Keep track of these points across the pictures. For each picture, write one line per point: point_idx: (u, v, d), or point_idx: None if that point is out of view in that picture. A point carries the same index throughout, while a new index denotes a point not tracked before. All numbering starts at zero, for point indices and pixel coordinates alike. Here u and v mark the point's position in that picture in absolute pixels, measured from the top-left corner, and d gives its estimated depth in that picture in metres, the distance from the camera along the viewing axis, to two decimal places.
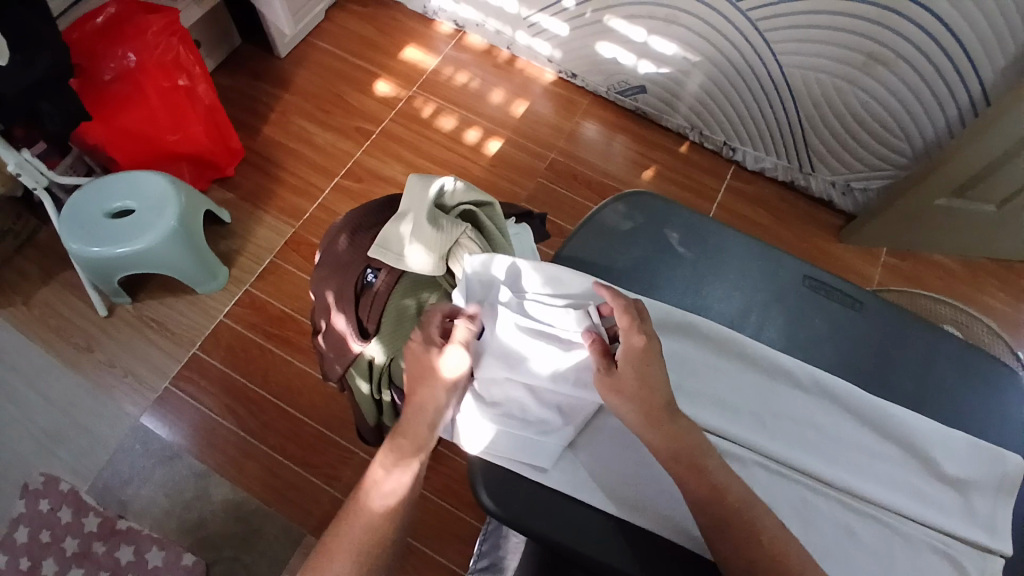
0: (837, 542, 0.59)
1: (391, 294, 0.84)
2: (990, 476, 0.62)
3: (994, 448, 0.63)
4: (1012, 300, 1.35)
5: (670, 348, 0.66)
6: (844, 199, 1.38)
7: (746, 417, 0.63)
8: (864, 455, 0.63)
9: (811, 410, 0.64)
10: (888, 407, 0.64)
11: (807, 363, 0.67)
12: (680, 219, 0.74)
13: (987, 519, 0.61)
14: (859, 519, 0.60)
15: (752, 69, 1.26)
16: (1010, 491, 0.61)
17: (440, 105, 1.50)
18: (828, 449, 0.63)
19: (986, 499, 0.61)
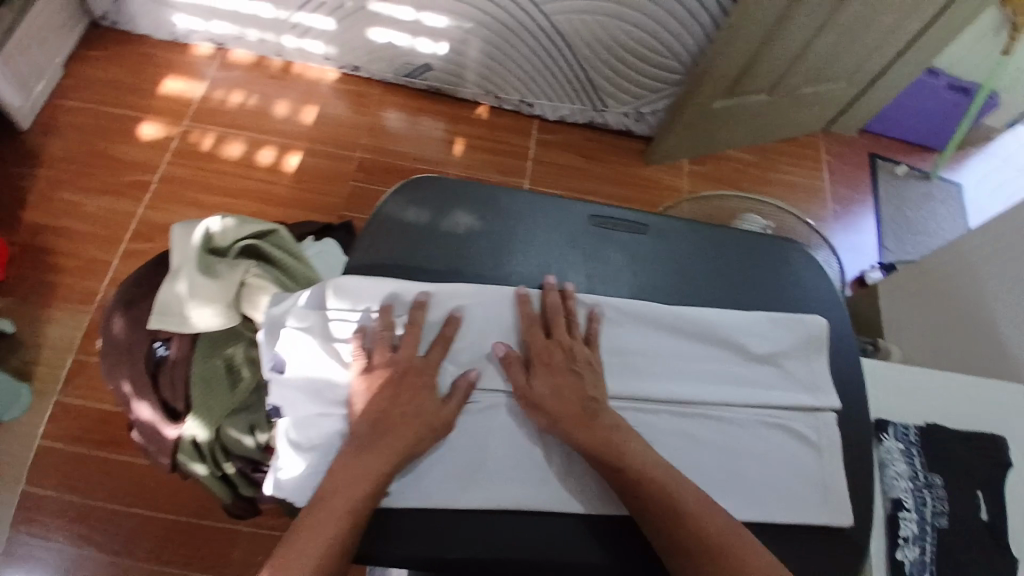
0: (688, 451, 0.62)
1: (189, 365, 0.77)
2: (801, 341, 0.67)
3: (796, 315, 0.68)
4: (801, 172, 1.51)
5: (489, 325, 0.64)
6: (639, 124, 1.45)
7: (576, 368, 0.63)
8: (691, 365, 0.65)
9: (633, 340, 0.66)
10: (700, 312, 0.67)
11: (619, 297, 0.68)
12: (463, 192, 0.72)
13: (808, 380, 0.66)
14: (699, 423, 0.63)
15: (521, 23, 1.27)
16: (820, 350, 0.67)
17: (222, 133, 1.37)
18: (660, 370, 0.65)
19: (801, 364, 0.66)
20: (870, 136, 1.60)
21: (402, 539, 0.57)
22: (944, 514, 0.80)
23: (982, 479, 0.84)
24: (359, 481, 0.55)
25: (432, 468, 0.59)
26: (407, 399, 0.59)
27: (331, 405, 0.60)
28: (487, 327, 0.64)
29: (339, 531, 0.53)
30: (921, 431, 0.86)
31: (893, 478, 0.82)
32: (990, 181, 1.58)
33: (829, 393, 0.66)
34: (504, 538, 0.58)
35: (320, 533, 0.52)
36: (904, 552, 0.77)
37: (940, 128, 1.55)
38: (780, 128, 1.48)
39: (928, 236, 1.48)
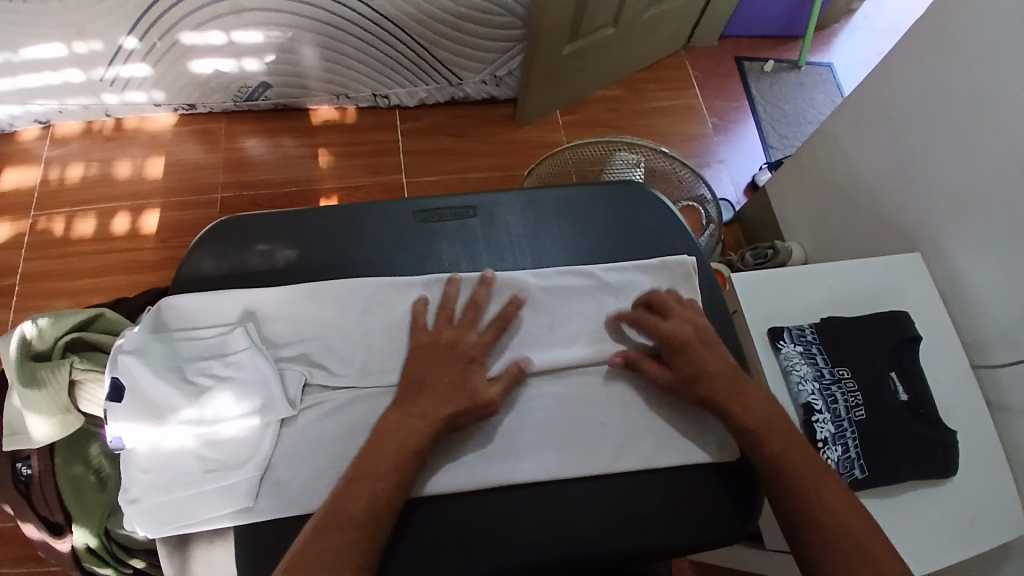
0: (562, 411, 0.62)
1: (55, 473, 0.71)
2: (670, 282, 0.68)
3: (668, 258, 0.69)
4: (675, 93, 1.49)
5: (344, 344, 0.62)
6: (501, 88, 1.41)
7: None
8: (556, 323, 0.65)
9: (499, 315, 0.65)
10: (567, 275, 0.67)
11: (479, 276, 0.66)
12: (271, 228, 0.67)
13: None
14: (571, 384, 0.63)
15: (342, 17, 1.21)
16: (688, 285, 0.68)
17: (71, 212, 1.29)
18: (531, 337, 0.64)
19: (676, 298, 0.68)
20: (731, 39, 1.58)
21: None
22: (859, 404, 0.80)
23: (892, 357, 0.84)
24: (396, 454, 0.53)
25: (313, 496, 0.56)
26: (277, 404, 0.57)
27: (187, 462, 0.56)
28: (343, 344, 0.62)
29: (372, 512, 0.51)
30: (818, 328, 0.86)
31: (799, 382, 0.81)
32: (856, 54, 1.59)
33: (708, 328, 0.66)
34: (379, 567, 0.55)
35: (342, 526, 0.50)
36: (826, 453, 0.77)
37: (795, 14, 1.54)
38: (640, 55, 1.46)
39: (805, 123, 1.48)
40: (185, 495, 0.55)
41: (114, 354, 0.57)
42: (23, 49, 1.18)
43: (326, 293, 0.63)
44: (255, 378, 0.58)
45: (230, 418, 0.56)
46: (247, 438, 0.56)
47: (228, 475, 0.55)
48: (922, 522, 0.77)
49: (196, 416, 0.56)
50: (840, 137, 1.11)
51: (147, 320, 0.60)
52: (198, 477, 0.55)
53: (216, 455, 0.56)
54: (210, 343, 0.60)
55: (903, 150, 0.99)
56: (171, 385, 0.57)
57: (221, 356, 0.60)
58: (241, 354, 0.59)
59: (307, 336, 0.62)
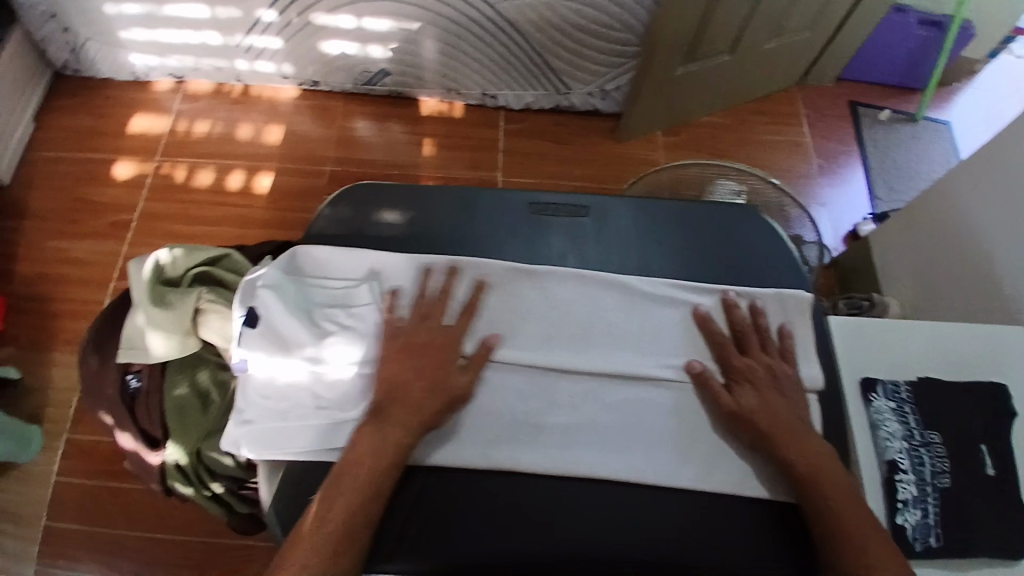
0: (650, 418, 0.62)
1: (162, 390, 0.78)
2: (777, 312, 0.68)
3: (779, 291, 0.69)
4: (782, 128, 1.47)
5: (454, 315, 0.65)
6: (606, 102, 1.43)
7: (545, 342, 0.65)
8: (657, 331, 0.66)
9: (603, 313, 0.67)
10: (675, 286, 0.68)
11: (589, 271, 0.69)
12: (396, 198, 0.71)
13: (785, 351, 0.67)
14: (663, 392, 0.64)
15: (467, 16, 1.26)
16: (798, 317, 0.68)
17: (194, 164, 1.39)
18: (630, 340, 0.66)
19: (780, 327, 0.68)
20: (847, 83, 1.55)
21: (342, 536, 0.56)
22: (945, 471, 0.76)
23: (994, 429, 0.80)
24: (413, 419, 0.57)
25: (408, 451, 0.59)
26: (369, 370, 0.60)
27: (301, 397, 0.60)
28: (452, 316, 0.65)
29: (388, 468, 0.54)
30: (913, 386, 0.82)
31: (887, 439, 0.78)
32: (980, 114, 1.52)
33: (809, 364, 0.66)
34: (461, 535, 0.57)
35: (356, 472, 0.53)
36: (904, 516, 0.74)
37: (920, 65, 1.49)
38: (751, 87, 1.45)
39: (915, 177, 1.43)
40: (295, 426, 0.59)
41: (254, 286, 0.63)
42: (167, 5, 1.30)
43: (444, 267, 0.67)
44: (374, 332, 0.62)
45: (345, 363, 0.61)
46: (356, 387, 0.60)
47: (336, 414, 0.59)
48: None
49: (316, 355, 0.61)
50: (956, 195, 1.06)
51: (282, 263, 0.66)
52: (310, 412, 0.59)
53: (328, 395, 0.60)
54: (336, 294, 0.65)
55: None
56: (298, 323, 0.62)
57: (344, 306, 0.64)
58: (364, 309, 0.64)
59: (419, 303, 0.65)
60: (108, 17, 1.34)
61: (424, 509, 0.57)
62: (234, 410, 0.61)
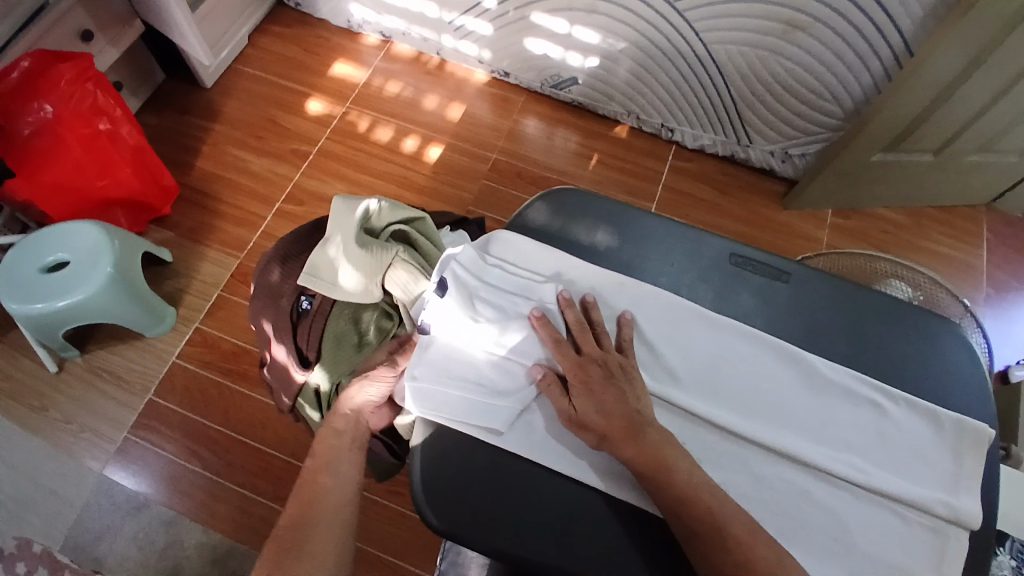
0: (798, 504, 0.61)
1: (328, 319, 0.82)
2: (951, 441, 0.64)
3: (959, 417, 0.65)
4: (958, 245, 1.38)
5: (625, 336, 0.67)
6: (785, 165, 1.40)
7: (707, 391, 0.65)
8: (819, 414, 0.64)
9: (767, 380, 0.65)
10: (845, 377, 0.65)
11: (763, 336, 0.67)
12: (602, 210, 0.73)
13: (951, 484, 0.62)
14: (817, 484, 0.62)
15: (676, 49, 1.27)
16: (973, 455, 0.63)
17: (375, 118, 1.48)
18: (791, 418, 0.64)
19: (953, 459, 0.63)
20: None
21: (463, 514, 0.59)
22: None
23: None
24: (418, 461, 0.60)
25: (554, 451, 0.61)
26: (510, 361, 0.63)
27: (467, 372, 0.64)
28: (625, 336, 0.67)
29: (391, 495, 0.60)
30: None
31: None
32: None
33: (976, 509, 0.60)
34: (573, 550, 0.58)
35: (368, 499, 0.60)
36: None
37: None
38: (939, 193, 1.37)
39: None
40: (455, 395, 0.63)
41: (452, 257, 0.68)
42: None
43: (626, 288, 0.68)
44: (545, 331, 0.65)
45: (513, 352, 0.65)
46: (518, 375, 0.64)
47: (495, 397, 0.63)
48: None
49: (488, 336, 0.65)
50: None
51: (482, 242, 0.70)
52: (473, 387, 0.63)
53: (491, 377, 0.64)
54: (523, 283, 0.67)
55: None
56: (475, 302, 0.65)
57: (526, 297, 0.67)
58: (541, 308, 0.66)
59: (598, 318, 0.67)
60: None
61: (552, 518, 0.59)
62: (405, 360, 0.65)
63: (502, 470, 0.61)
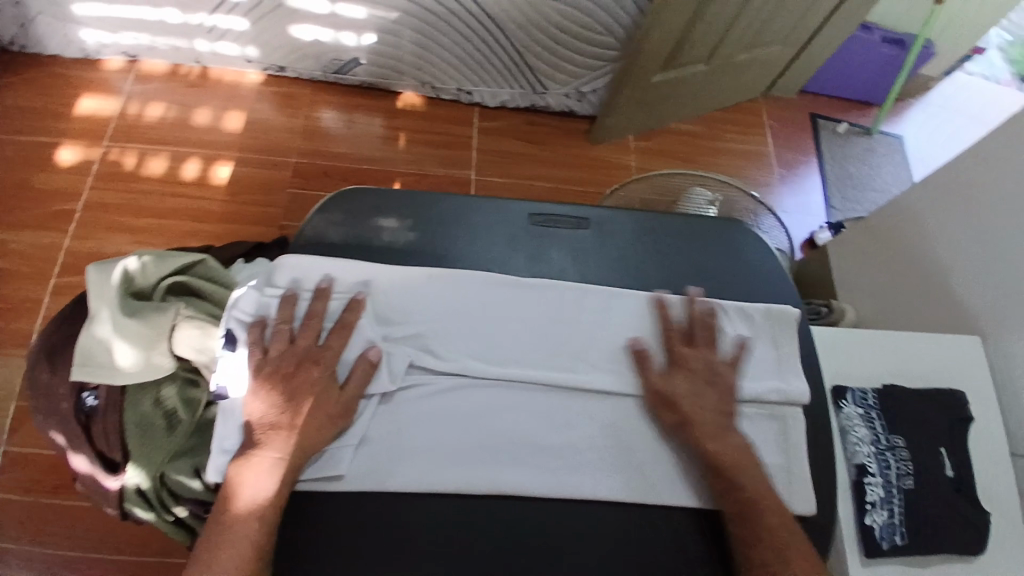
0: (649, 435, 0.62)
1: (122, 408, 0.72)
2: (766, 330, 0.68)
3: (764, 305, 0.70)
4: (746, 137, 1.52)
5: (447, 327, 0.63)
6: (582, 104, 1.43)
7: (543, 357, 0.63)
8: (654, 345, 0.66)
9: (594, 326, 0.66)
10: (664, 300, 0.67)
11: (580, 287, 0.67)
12: (389, 203, 0.68)
13: (774, 368, 0.67)
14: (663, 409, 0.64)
15: (448, 9, 1.22)
16: (786, 336, 0.69)
17: (145, 150, 1.29)
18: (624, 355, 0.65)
19: (771, 348, 0.68)
20: (810, 95, 1.60)
21: (328, 571, 0.54)
22: (909, 473, 0.82)
23: (944, 433, 0.86)
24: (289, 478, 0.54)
25: (405, 470, 0.57)
26: (329, 394, 0.58)
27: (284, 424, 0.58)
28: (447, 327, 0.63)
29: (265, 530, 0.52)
30: (879, 394, 0.87)
31: (855, 444, 0.83)
32: (931, 132, 1.60)
33: (799, 385, 0.66)
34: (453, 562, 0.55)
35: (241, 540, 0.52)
36: (873, 517, 0.79)
37: (877, 82, 1.56)
38: (721, 96, 1.48)
39: (870, 191, 1.50)
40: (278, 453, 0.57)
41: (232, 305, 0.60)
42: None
43: (442, 280, 0.65)
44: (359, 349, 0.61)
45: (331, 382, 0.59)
46: (347, 408, 0.58)
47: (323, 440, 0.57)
48: None
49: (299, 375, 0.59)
50: (918, 213, 1.12)
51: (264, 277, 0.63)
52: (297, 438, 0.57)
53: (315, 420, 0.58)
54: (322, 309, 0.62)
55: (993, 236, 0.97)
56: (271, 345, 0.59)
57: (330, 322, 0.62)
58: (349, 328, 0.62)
59: (418, 319, 0.63)
60: None
61: (422, 540, 0.56)
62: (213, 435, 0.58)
63: (354, 506, 0.56)
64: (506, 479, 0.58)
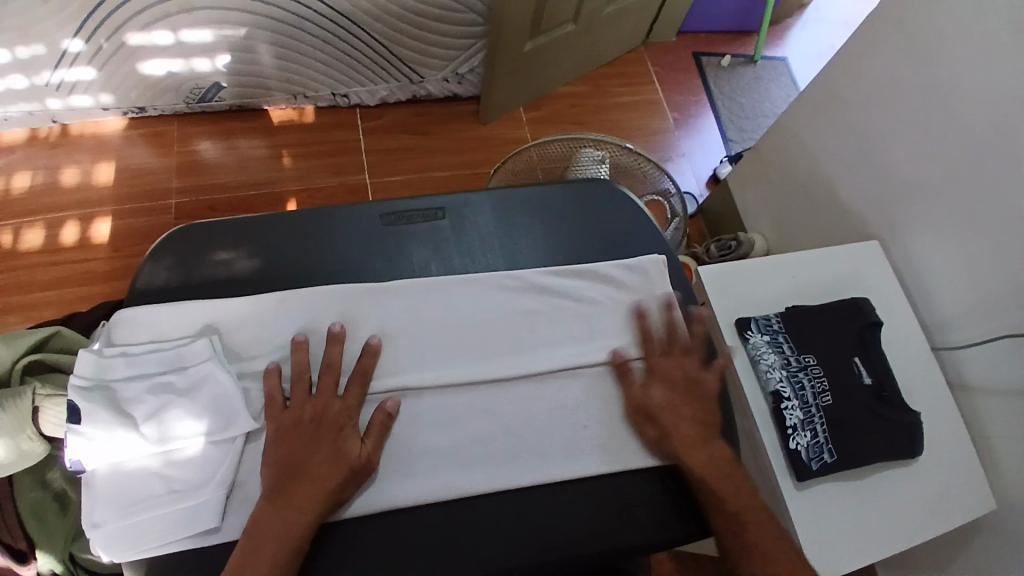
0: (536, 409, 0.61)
1: (11, 496, 0.66)
2: (638, 279, 0.68)
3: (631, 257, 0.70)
4: (634, 87, 1.51)
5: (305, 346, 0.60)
6: (463, 86, 1.41)
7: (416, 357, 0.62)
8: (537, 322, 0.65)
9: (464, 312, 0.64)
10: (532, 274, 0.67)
11: (442, 277, 0.66)
12: (228, 234, 0.65)
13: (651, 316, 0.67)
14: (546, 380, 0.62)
15: (299, 16, 1.18)
16: (662, 284, 0.69)
17: (14, 223, 1.22)
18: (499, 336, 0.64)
19: (644, 295, 0.67)
20: (689, 35, 1.61)
21: None
22: (826, 390, 0.80)
23: (853, 342, 0.84)
24: (319, 493, 0.52)
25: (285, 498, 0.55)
26: (187, 440, 0.54)
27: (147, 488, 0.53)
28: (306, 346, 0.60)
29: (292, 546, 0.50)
30: (783, 318, 0.86)
31: (767, 371, 0.81)
32: (810, 48, 1.63)
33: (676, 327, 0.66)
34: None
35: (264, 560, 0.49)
36: (796, 440, 0.77)
37: (752, 8, 1.57)
38: (600, 52, 1.47)
39: (762, 117, 1.51)
40: (147, 518, 0.52)
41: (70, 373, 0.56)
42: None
43: (294, 300, 0.62)
44: (212, 394, 0.56)
45: (190, 436, 0.54)
46: (208, 456, 0.54)
47: (190, 496, 0.53)
48: (892, 508, 0.77)
49: (150, 434, 0.54)
50: (798, 132, 1.12)
51: (101, 336, 0.59)
52: (163, 499, 0.53)
53: (180, 476, 0.54)
54: (167, 356, 0.58)
55: (877, 140, 0.97)
56: (111, 408, 0.54)
57: (179, 368, 0.57)
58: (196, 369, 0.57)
59: (272, 347, 0.60)
60: None
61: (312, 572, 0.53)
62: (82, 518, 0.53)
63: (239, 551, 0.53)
64: (386, 494, 0.55)
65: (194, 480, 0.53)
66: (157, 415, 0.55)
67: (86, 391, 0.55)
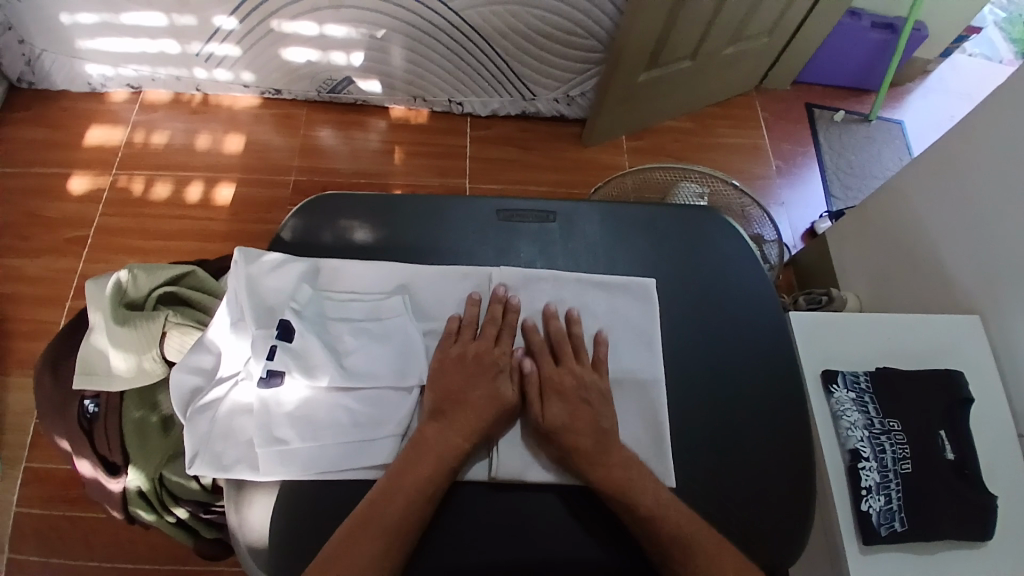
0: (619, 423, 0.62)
1: (121, 412, 0.71)
2: (731, 313, 0.70)
3: (635, 283, 0.69)
4: (739, 130, 1.52)
5: (408, 315, 0.63)
6: (571, 108, 1.46)
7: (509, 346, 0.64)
8: (660, 336, 0.67)
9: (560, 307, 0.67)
10: (634, 286, 0.69)
11: (546, 274, 0.68)
12: (355, 205, 0.71)
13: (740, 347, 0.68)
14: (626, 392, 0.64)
15: (432, 24, 1.26)
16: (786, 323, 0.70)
17: (151, 174, 1.36)
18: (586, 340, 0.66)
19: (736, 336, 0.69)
20: (803, 86, 1.60)
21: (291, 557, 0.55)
22: (907, 457, 0.75)
23: (941, 415, 0.78)
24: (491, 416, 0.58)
25: (370, 453, 0.57)
26: (388, 383, 0.59)
27: (335, 420, 0.57)
28: (409, 315, 0.63)
29: (412, 503, 0.53)
30: (873, 377, 0.81)
31: (848, 429, 0.78)
32: (930, 115, 1.57)
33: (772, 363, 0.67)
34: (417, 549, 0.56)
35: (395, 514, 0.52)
36: (869, 502, 0.73)
37: (874, 65, 1.53)
38: (710, 92, 1.49)
39: (870, 176, 1.47)
40: (332, 445, 0.57)
41: (286, 301, 0.61)
42: (126, 15, 1.27)
43: (397, 272, 0.66)
44: (403, 345, 0.61)
45: (379, 378, 0.59)
46: (389, 401, 0.59)
47: (372, 433, 0.57)
48: None
49: (348, 371, 0.59)
50: (909, 193, 1.08)
51: (312, 273, 0.64)
52: (347, 430, 0.57)
53: (364, 412, 0.58)
54: (366, 306, 0.63)
55: (993, 207, 0.92)
56: (320, 338, 0.59)
57: (375, 319, 0.62)
58: (393, 322, 0.62)
59: (421, 313, 0.64)
60: (64, 27, 1.31)
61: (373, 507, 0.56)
62: (263, 432, 0.56)
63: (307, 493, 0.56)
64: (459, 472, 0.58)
65: (376, 419, 0.58)
66: (357, 355, 0.60)
67: (302, 319, 0.60)
